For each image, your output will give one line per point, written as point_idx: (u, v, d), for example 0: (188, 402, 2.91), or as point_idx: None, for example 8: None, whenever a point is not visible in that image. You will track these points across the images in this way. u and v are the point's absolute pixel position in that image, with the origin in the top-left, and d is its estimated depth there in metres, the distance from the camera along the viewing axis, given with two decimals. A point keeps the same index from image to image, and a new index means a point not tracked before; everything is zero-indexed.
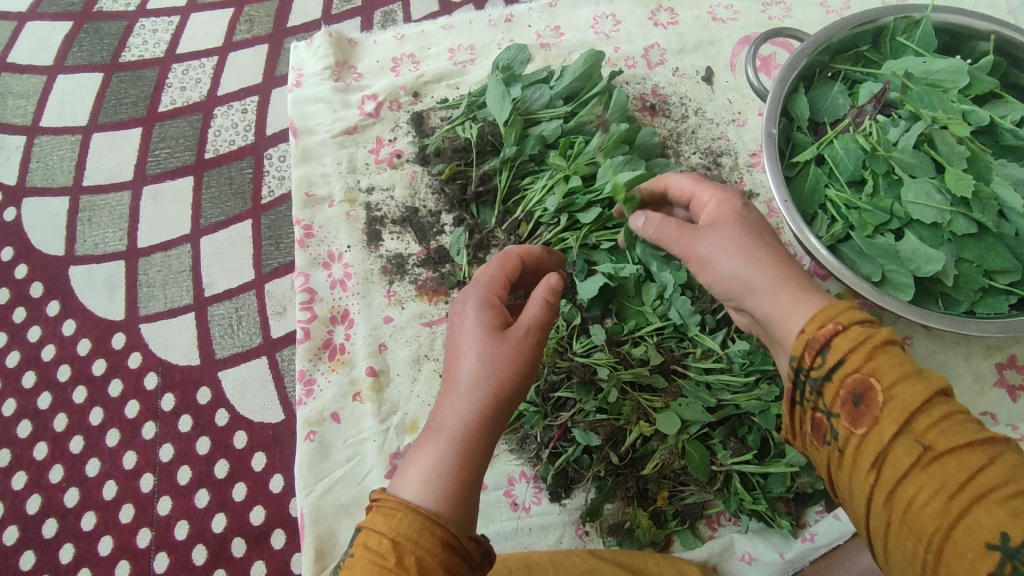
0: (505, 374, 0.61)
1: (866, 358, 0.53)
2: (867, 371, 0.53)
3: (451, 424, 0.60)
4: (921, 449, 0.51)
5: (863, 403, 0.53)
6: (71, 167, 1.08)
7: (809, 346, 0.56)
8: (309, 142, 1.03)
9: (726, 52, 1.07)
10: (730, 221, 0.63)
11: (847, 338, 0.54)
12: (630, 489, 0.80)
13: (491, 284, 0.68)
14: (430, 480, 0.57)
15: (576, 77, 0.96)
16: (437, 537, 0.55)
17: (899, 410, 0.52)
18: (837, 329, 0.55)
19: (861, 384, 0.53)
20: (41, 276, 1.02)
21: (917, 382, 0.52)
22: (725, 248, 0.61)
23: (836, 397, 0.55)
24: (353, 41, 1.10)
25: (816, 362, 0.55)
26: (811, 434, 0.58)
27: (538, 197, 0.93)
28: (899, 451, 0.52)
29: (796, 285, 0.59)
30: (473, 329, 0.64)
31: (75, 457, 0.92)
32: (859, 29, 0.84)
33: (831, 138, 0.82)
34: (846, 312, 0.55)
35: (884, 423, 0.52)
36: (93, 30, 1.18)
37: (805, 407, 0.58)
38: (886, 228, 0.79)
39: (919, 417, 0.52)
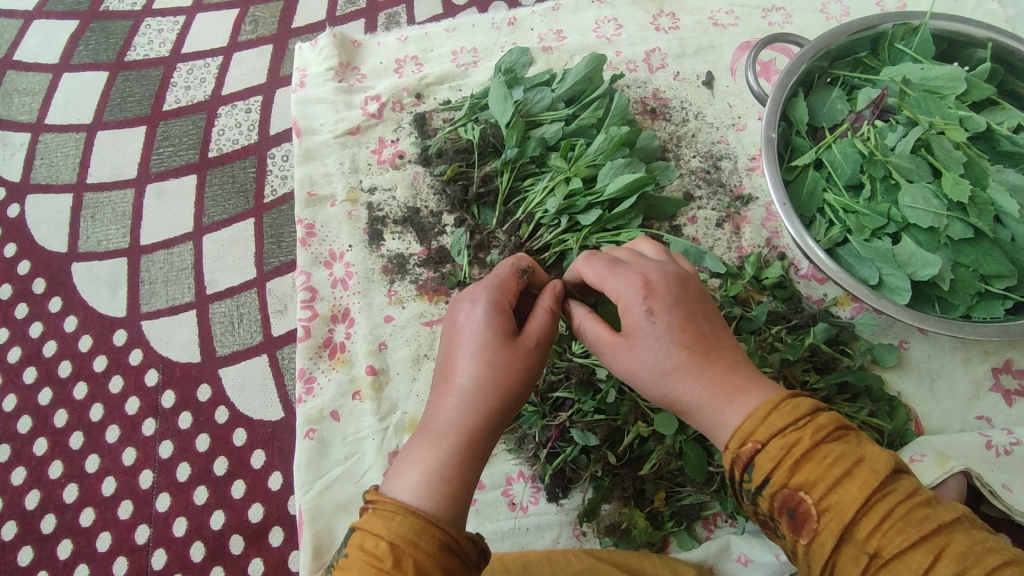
0: (508, 377, 0.61)
1: (791, 472, 0.53)
2: (795, 485, 0.53)
3: (449, 426, 0.60)
4: (866, 556, 0.51)
5: (800, 516, 0.53)
6: (75, 165, 1.09)
7: (736, 464, 0.56)
8: (311, 142, 1.04)
9: (726, 58, 1.07)
10: (650, 330, 0.59)
11: (768, 457, 0.54)
12: (627, 489, 0.80)
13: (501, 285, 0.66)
14: (431, 483, 0.58)
15: (578, 80, 0.96)
16: (437, 540, 0.56)
17: (836, 520, 0.52)
18: (758, 447, 0.54)
19: (792, 498, 0.53)
20: (44, 272, 1.02)
21: (850, 485, 0.52)
22: (649, 363, 0.59)
23: (776, 509, 0.55)
24: (357, 43, 1.11)
25: (746, 481, 0.55)
26: (767, 531, 0.58)
27: (539, 199, 0.93)
28: (845, 560, 0.51)
29: (732, 397, 0.57)
30: (478, 330, 0.63)
31: (74, 453, 0.93)
32: (858, 35, 0.85)
33: (829, 143, 0.83)
34: (768, 424, 0.54)
35: (824, 535, 0.52)
36: (99, 29, 1.19)
37: (750, 511, 0.58)
38: (883, 232, 0.79)
39: (856, 524, 0.51)
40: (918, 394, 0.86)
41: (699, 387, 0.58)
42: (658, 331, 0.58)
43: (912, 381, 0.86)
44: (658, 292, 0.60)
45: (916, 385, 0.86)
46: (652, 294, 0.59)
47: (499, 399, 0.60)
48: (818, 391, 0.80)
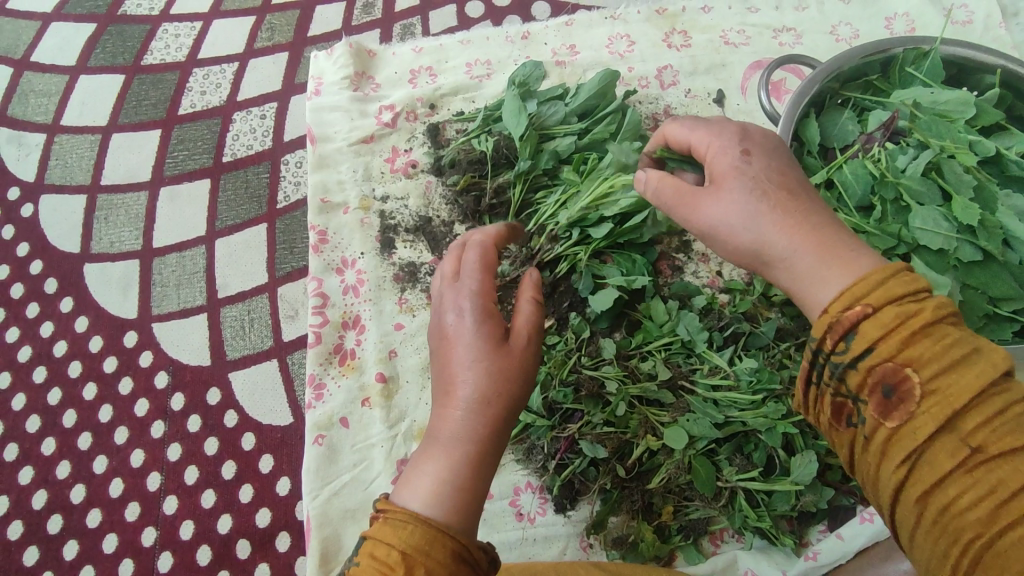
0: (509, 383, 0.62)
1: (901, 348, 0.51)
2: (901, 361, 0.51)
3: (455, 435, 0.61)
4: (967, 447, 0.50)
5: (897, 396, 0.52)
6: (89, 166, 1.09)
7: (835, 331, 0.54)
8: (326, 150, 1.05)
9: (737, 76, 1.09)
10: (742, 170, 0.60)
11: (877, 325, 0.52)
12: (636, 502, 0.81)
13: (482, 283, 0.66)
14: (442, 491, 0.59)
15: (591, 94, 0.97)
16: (451, 548, 0.56)
17: (941, 408, 0.50)
18: (868, 313, 0.52)
19: (896, 378, 0.52)
20: (56, 272, 1.02)
21: (968, 373, 0.51)
22: (736, 205, 0.59)
23: (868, 387, 0.53)
24: (372, 52, 1.12)
25: (849, 337, 0.53)
26: (834, 418, 0.56)
27: (551, 211, 0.94)
28: (940, 450, 0.50)
29: (832, 249, 0.56)
30: (473, 336, 0.63)
31: (83, 454, 0.93)
32: (869, 58, 0.86)
33: (841, 163, 0.84)
34: (883, 289, 0.53)
35: (921, 418, 0.51)
36: (116, 33, 1.20)
37: (829, 392, 0.56)
38: (894, 253, 0.80)
39: (967, 412, 0.50)
40: None
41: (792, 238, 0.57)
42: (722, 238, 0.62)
43: None
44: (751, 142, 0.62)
45: None
46: (747, 140, 0.62)
47: (503, 404, 0.62)
48: None
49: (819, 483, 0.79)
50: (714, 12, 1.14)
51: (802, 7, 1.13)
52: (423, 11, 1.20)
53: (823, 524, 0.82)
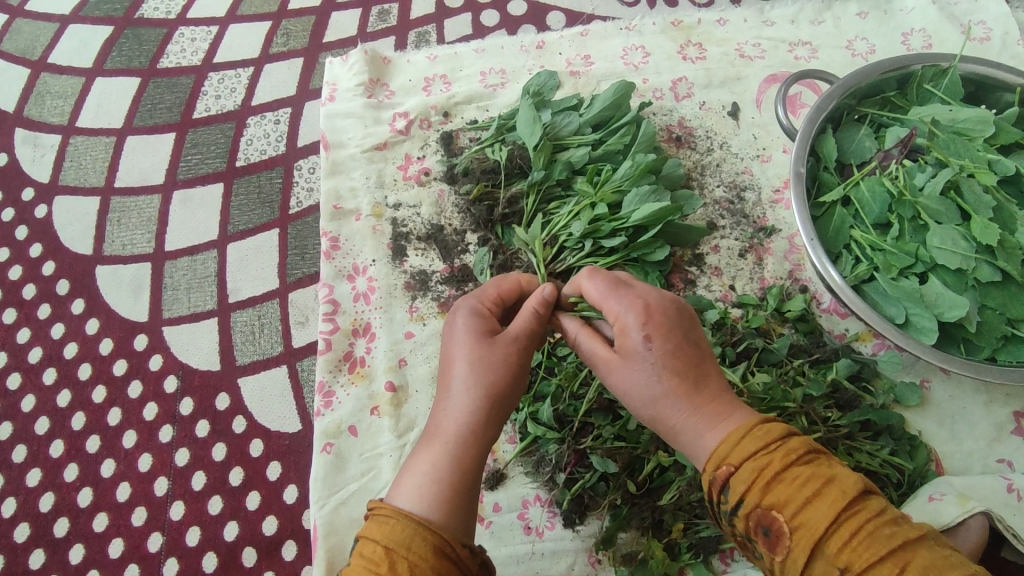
0: (494, 376, 0.64)
1: (761, 489, 0.55)
2: (768, 504, 0.54)
3: (441, 430, 0.63)
4: (837, 570, 0.52)
5: (773, 534, 0.55)
6: (104, 168, 1.10)
7: (714, 487, 0.58)
8: (339, 156, 1.05)
9: (752, 89, 1.09)
10: (647, 351, 0.60)
11: (743, 479, 0.55)
12: (646, 519, 0.80)
13: (485, 296, 0.71)
14: (425, 486, 0.60)
15: (606, 105, 0.97)
16: (430, 542, 0.57)
17: (806, 537, 0.53)
18: (732, 470, 0.56)
19: (765, 517, 0.55)
20: (68, 274, 1.03)
21: (822, 503, 0.53)
22: (643, 378, 0.60)
23: (752, 529, 0.56)
24: (387, 59, 1.12)
25: (723, 488, 0.57)
26: (747, 552, 0.59)
27: (563, 222, 0.94)
28: (819, 574, 0.52)
29: (720, 416, 0.59)
30: (463, 334, 0.67)
31: (90, 457, 0.92)
32: (886, 75, 0.86)
33: (857, 180, 0.83)
34: (739, 448, 0.56)
35: (796, 550, 0.53)
36: (133, 35, 1.21)
37: (729, 532, 0.59)
38: (911, 271, 0.80)
39: (828, 539, 0.52)
40: (938, 435, 0.85)
41: (683, 409, 0.60)
42: (653, 357, 0.60)
43: (933, 420, 0.86)
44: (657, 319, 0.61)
45: (937, 425, 0.86)
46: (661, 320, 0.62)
47: (491, 396, 0.64)
48: (841, 428, 0.81)
49: None
50: (729, 25, 1.14)
51: (819, 21, 1.13)
52: (438, 19, 1.20)
53: None
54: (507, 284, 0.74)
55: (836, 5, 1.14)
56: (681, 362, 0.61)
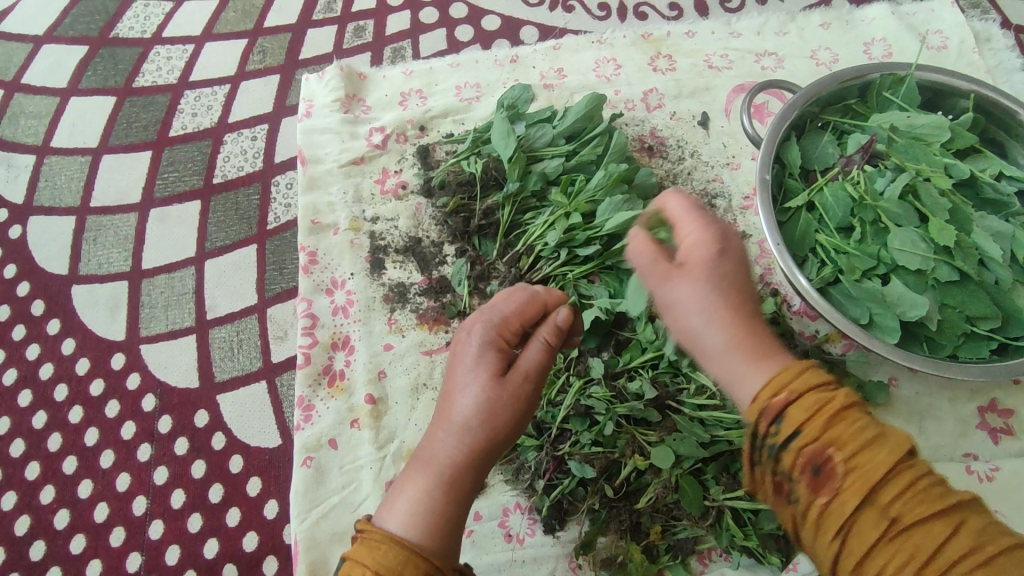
0: (499, 416, 0.64)
1: (825, 429, 0.51)
2: (826, 440, 0.51)
3: (441, 460, 0.64)
4: (888, 521, 0.49)
5: (823, 475, 0.51)
6: (79, 188, 1.10)
7: (765, 415, 0.53)
8: (316, 171, 1.06)
9: (721, 99, 1.12)
10: (712, 262, 0.58)
11: (803, 409, 0.52)
12: (624, 522, 0.81)
13: (504, 320, 0.69)
14: (418, 513, 0.61)
15: (579, 117, 0.99)
16: (420, 571, 0.58)
17: (863, 480, 0.50)
18: (792, 398, 0.52)
19: (819, 455, 0.51)
20: (44, 294, 1.02)
21: (883, 449, 0.50)
22: (698, 293, 0.57)
23: (798, 466, 0.52)
24: (363, 75, 1.14)
25: (776, 417, 0.53)
26: (771, 493, 0.55)
27: (539, 232, 0.95)
28: (864, 524, 0.49)
29: (765, 353, 0.56)
30: (472, 364, 0.66)
31: (67, 478, 0.92)
32: (846, 83, 0.89)
33: (821, 186, 0.85)
34: (797, 381, 0.53)
35: (845, 495, 0.50)
36: (108, 55, 1.21)
37: (761, 470, 0.55)
38: (873, 273, 0.82)
39: (886, 486, 0.49)
40: (906, 431, 0.87)
41: (733, 333, 0.57)
42: (716, 275, 0.57)
43: (901, 417, 0.88)
44: (732, 245, 0.59)
45: (905, 423, 0.88)
46: (728, 245, 0.59)
47: (495, 436, 0.64)
48: None
49: None
50: (697, 37, 1.17)
51: (783, 32, 1.17)
52: (414, 35, 1.22)
53: None
54: (529, 304, 0.71)
55: (800, 17, 1.18)
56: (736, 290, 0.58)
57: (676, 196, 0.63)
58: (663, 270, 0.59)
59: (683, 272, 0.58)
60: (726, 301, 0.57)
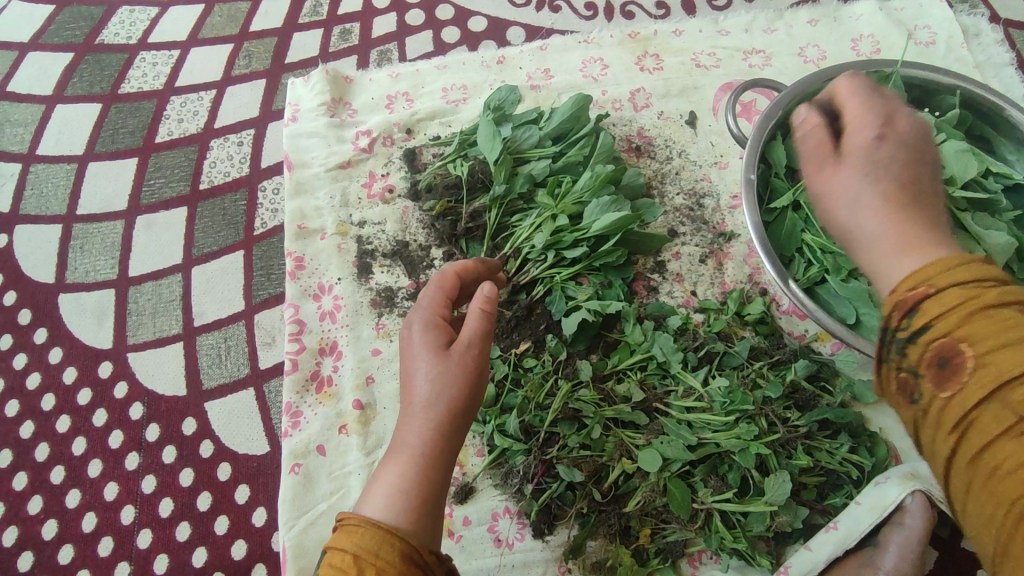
0: (451, 388, 0.65)
1: (992, 345, 0.46)
2: (958, 337, 0.48)
3: (406, 443, 0.64)
4: (1016, 416, 0.45)
5: (951, 366, 0.48)
6: (66, 196, 1.09)
7: (898, 308, 0.51)
8: (303, 176, 1.05)
9: (708, 98, 1.11)
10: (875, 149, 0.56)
11: (938, 303, 0.49)
12: (612, 526, 0.80)
13: (434, 302, 0.72)
14: (390, 494, 0.61)
15: (565, 118, 0.99)
16: (397, 549, 0.58)
17: (990, 376, 0.46)
18: (930, 292, 0.49)
19: (949, 349, 0.48)
20: (30, 303, 1.02)
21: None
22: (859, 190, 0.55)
23: (922, 359, 0.50)
24: (349, 78, 1.13)
25: (912, 312, 0.50)
26: (894, 393, 0.53)
27: (526, 234, 0.95)
28: (993, 421, 0.45)
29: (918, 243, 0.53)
30: (419, 346, 0.68)
31: (55, 488, 0.91)
32: (831, 81, 0.88)
33: (806, 185, 0.85)
34: (949, 274, 0.49)
35: (970, 390, 0.47)
36: (94, 61, 1.21)
37: (887, 369, 0.53)
38: (860, 272, 0.81)
39: (1016, 385, 0.45)
40: (897, 429, 0.87)
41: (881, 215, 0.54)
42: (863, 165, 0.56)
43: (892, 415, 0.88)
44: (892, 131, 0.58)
45: (895, 421, 0.87)
46: (887, 126, 0.58)
47: (451, 407, 0.65)
48: (800, 427, 0.82)
49: (794, 503, 0.79)
50: (685, 36, 1.16)
51: (771, 29, 1.16)
52: (400, 37, 1.21)
53: (799, 542, 0.81)
54: (449, 281, 0.74)
55: (787, 14, 1.17)
56: (914, 185, 0.55)
57: (850, 79, 0.62)
58: (831, 156, 0.58)
59: (843, 160, 0.57)
60: (895, 179, 0.55)
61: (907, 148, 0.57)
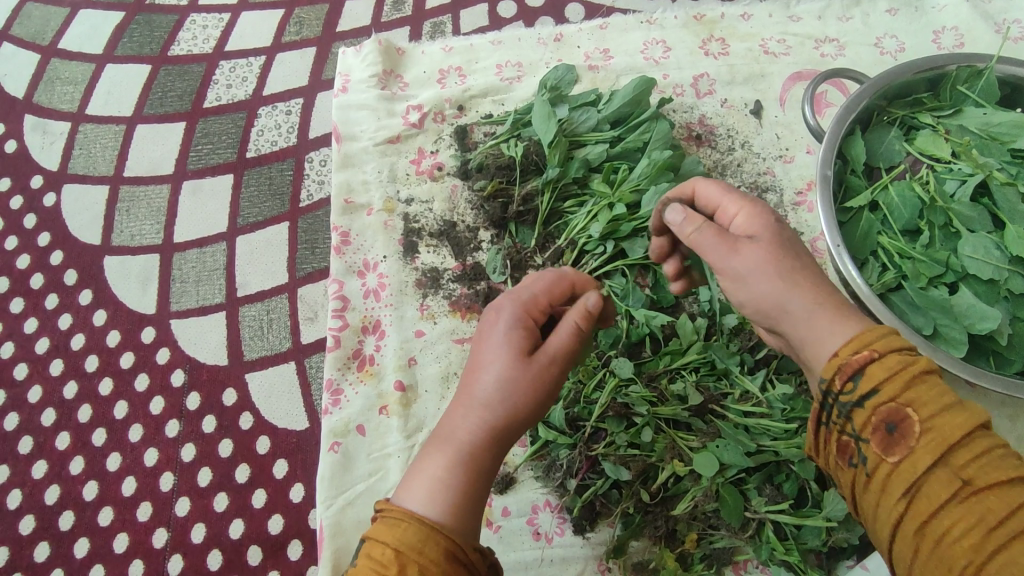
0: (523, 394, 0.61)
1: (934, 414, 0.52)
2: (904, 401, 0.53)
3: (462, 440, 0.61)
4: (960, 481, 0.50)
5: (898, 432, 0.53)
6: (113, 157, 1.08)
7: (842, 371, 0.56)
8: (351, 149, 1.03)
9: (776, 87, 1.06)
10: (757, 230, 0.62)
11: (883, 367, 0.54)
12: (659, 528, 0.78)
13: (531, 301, 0.66)
14: (439, 492, 0.58)
15: (625, 101, 0.94)
16: (438, 550, 0.55)
17: (938, 442, 0.51)
18: (875, 356, 0.54)
19: (895, 414, 0.53)
20: (76, 264, 1.02)
21: (959, 415, 0.52)
22: (753, 257, 0.61)
23: (869, 424, 0.54)
24: (401, 50, 1.10)
25: (857, 371, 0.55)
26: (838, 456, 0.57)
27: (581, 225, 0.91)
28: (935, 482, 0.51)
29: (841, 310, 0.59)
30: (499, 342, 0.63)
31: (97, 450, 0.92)
32: (918, 74, 0.82)
33: (886, 184, 0.80)
34: (889, 340, 0.55)
35: (920, 453, 0.52)
36: (144, 22, 1.19)
37: (834, 429, 0.57)
38: (941, 280, 0.77)
39: (958, 449, 0.51)
40: None
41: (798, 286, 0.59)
42: (762, 236, 0.62)
43: None
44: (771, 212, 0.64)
45: None
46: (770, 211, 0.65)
47: (519, 414, 0.61)
48: None
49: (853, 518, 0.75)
50: (754, 20, 1.10)
51: (846, 17, 1.10)
52: (454, 10, 1.17)
53: (853, 559, 0.78)
54: (559, 285, 0.68)
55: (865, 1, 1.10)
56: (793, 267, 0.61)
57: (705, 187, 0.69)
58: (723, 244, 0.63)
59: (755, 240, 0.61)
60: (786, 248, 0.61)
61: (771, 236, 0.62)
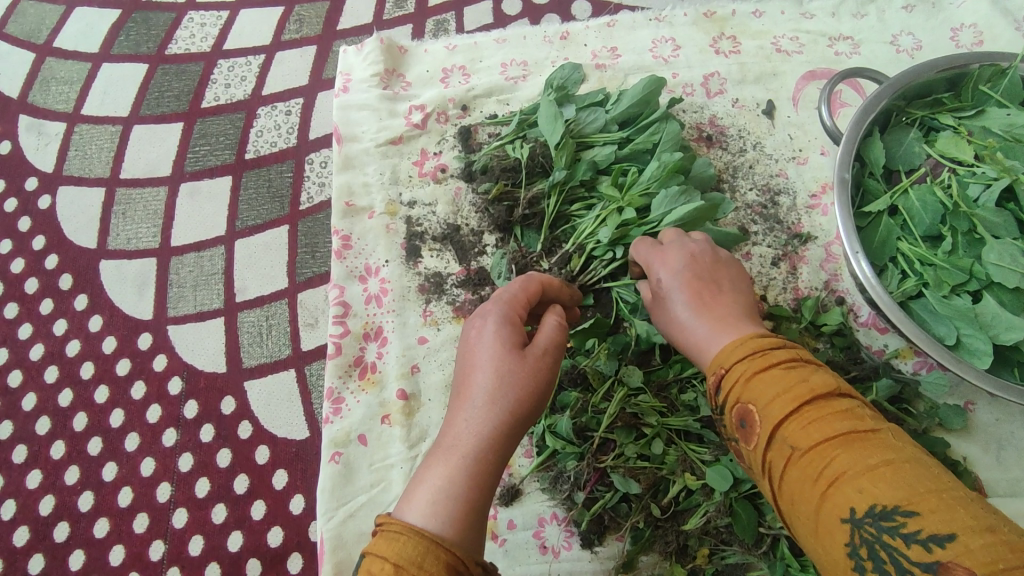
0: (522, 391, 0.60)
1: (767, 399, 0.55)
2: (746, 398, 0.57)
3: (462, 444, 0.59)
4: (788, 450, 0.53)
5: (748, 425, 0.57)
6: (109, 159, 1.06)
7: (711, 387, 0.61)
8: (352, 150, 1.00)
9: (789, 86, 1.03)
10: (667, 275, 0.68)
11: (730, 377, 0.59)
12: (669, 544, 0.76)
13: (514, 299, 0.67)
14: (441, 501, 0.56)
15: (634, 101, 0.91)
16: (443, 562, 0.52)
17: (769, 423, 0.54)
18: (724, 370, 0.59)
19: (746, 411, 0.57)
20: (71, 268, 0.99)
21: (787, 392, 0.54)
22: (670, 302, 0.67)
23: (733, 423, 0.59)
24: (403, 48, 1.07)
25: (718, 388, 0.60)
26: (739, 459, 0.61)
27: (590, 230, 0.87)
28: (777, 454, 0.54)
29: (731, 324, 0.64)
30: (491, 343, 0.63)
31: (92, 459, 0.89)
32: (939, 74, 0.79)
33: (906, 188, 0.78)
34: (735, 352, 0.60)
35: (763, 436, 0.55)
36: (141, 20, 1.16)
37: (726, 439, 0.62)
38: (963, 288, 0.74)
39: (787, 423, 0.53)
40: (983, 460, 0.80)
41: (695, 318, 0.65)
42: (672, 279, 0.68)
43: (977, 444, 0.81)
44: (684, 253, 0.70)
45: (982, 451, 0.81)
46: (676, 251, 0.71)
47: (518, 413, 0.60)
48: None
49: None
50: (765, 17, 1.07)
51: (861, 14, 1.07)
52: (457, 6, 1.14)
53: None
54: (533, 285, 0.70)
55: None
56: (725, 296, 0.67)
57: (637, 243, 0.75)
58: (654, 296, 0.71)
59: (665, 288, 0.68)
60: (689, 285, 0.67)
61: (680, 275, 0.68)
